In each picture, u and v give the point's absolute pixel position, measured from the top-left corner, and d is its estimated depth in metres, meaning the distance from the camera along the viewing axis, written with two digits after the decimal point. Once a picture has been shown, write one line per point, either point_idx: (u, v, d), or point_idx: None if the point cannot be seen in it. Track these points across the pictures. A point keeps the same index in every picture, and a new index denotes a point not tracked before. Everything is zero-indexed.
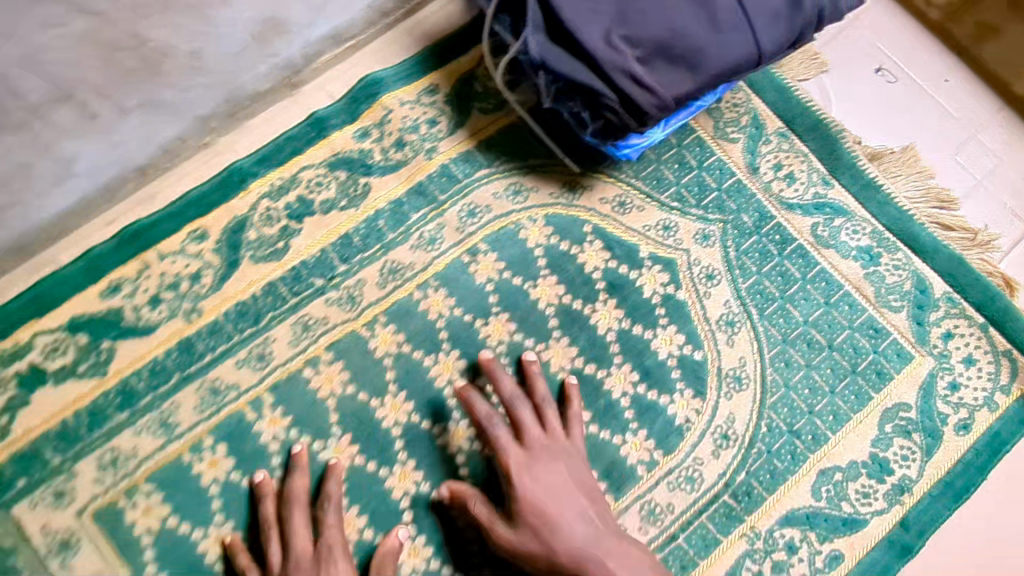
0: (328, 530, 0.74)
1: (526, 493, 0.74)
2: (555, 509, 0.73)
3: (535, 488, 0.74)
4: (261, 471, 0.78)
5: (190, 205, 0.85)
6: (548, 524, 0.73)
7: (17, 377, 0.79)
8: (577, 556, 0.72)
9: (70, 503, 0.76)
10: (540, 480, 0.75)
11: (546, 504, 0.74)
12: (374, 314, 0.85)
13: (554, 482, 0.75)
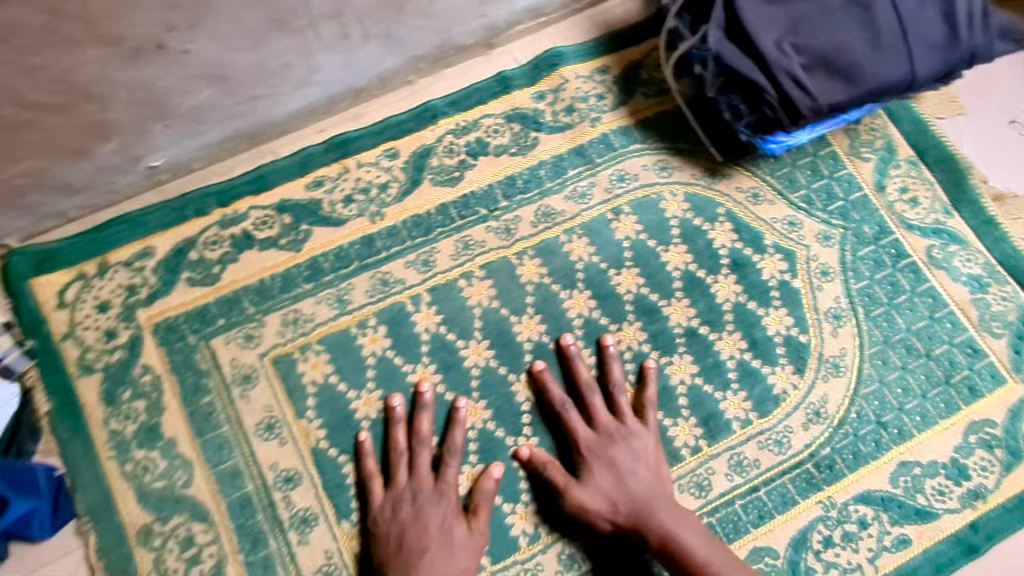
0: (447, 470, 0.85)
1: (595, 461, 0.84)
2: (620, 469, 0.83)
3: (603, 456, 0.84)
4: (396, 397, 0.90)
5: (390, 128, 1.01)
6: (615, 484, 0.82)
7: (233, 238, 0.95)
8: (637, 515, 0.81)
9: (256, 345, 0.92)
10: (606, 453, 0.84)
11: (611, 471, 0.83)
12: (525, 246, 0.97)
13: (619, 455, 0.83)
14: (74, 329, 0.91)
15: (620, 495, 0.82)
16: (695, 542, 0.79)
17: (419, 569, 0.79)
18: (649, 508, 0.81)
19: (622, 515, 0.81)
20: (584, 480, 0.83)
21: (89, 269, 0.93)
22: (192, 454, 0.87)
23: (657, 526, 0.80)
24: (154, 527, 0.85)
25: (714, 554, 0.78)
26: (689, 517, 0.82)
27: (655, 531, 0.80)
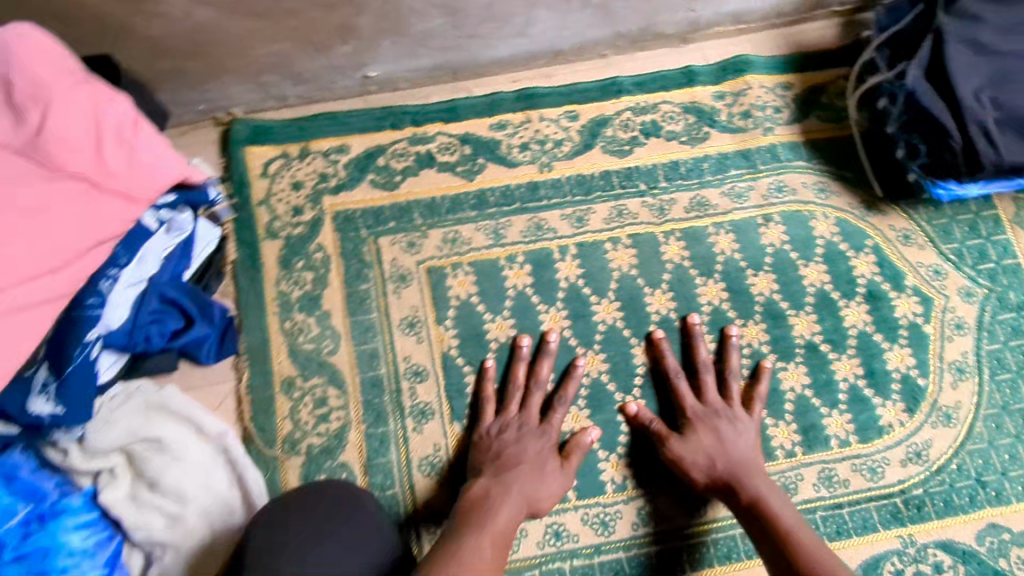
0: (554, 415, 0.91)
1: (699, 424, 0.88)
2: (722, 435, 0.87)
3: (707, 422, 0.88)
4: (526, 338, 0.97)
5: (576, 92, 1.09)
6: (715, 446, 0.86)
7: (417, 155, 1.05)
8: (732, 475, 0.83)
9: (416, 252, 1.01)
10: (711, 420, 0.88)
11: (714, 435, 0.87)
12: (674, 228, 1.04)
13: (723, 424, 0.88)
14: (268, 198, 1.02)
15: (718, 455, 0.85)
16: (784, 512, 0.79)
17: (512, 475, 0.84)
18: (744, 472, 0.83)
19: (717, 471, 0.84)
20: (685, 436, 0.88)
21: (292, 150, 1.04)
22: (342, 330, 0.98)
23: (750, 488, 0.82)
24: (297, 381, 0.95)
25: (799, 522, 0.77)
26: (783, 495, 0.83)
27: (746, 492, 0.82)
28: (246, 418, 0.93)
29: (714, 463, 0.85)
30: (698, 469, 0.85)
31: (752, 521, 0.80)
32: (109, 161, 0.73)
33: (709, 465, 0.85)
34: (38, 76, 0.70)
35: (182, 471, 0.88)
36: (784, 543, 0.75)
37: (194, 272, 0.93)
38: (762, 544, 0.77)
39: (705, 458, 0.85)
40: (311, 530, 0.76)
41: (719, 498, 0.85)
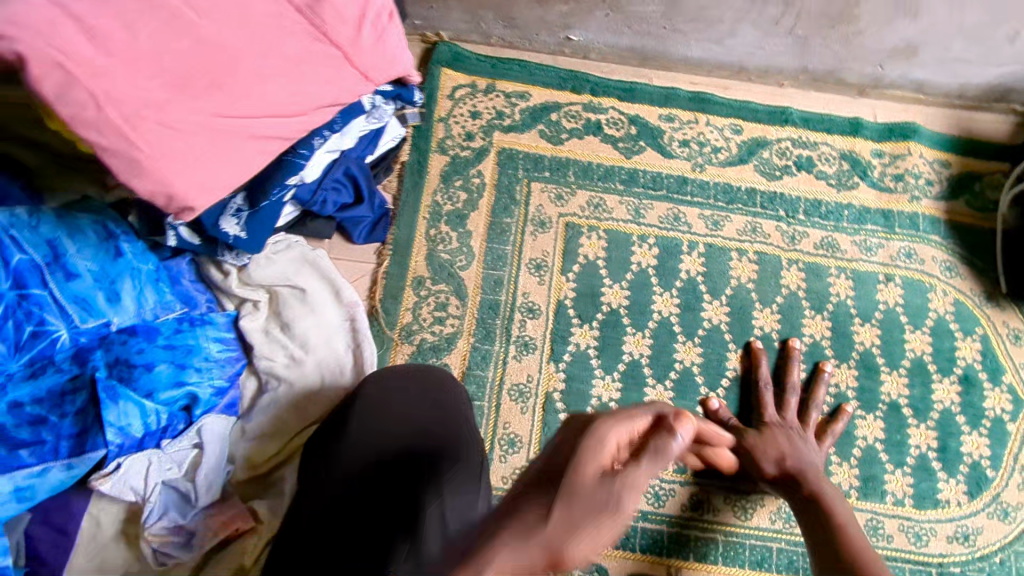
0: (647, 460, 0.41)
1: (777, 429, 0.95)
2: (796, 441, 0.93)
3: (785, 430, 0.95)
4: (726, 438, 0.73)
5: (746, 110, 1.15)
6: (790, 446, 0.91)
7: (586, 121, 1.14)
8: (801, 470, 0.88)
9: (562, 205, 1.10)
10: (788, 430, 0.95)
11: (789, 440, 0.93)
12: (799, 258, 1.09)
13: (798, 438, 0.94)
14: (447, 118, 1.12)
15: (791, 453, 0.90)
16: (842, 511, 0.82)
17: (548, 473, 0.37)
18: (812, 473, 0.88)
19: (787, 464, 0.89)
20: (761, 432, 0.94)
21: (480, 83, 1.14)
22: (477, 250, 1.06)
23: (813, 484, 0.86)
24: (426, 281, 1.04)
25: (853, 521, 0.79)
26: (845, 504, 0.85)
27: (808, 486, 0.86)
28: (375, 297, 1.03)
29: (782, 459, 0.90)
30: (769, 460, 0.90)
31: (811, 513, 0.83)
32: (361, 40, 0.84)
33: (778, 458, 0.90)
34: None
35: (311, 322, 0.98)
36: (832, 533, 0.78)
37: (373, 158, 1.03)
38: (813, 533, 0.81)
39: (776, 452, 0.90)
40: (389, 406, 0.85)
41: (782, 494, 0.89)
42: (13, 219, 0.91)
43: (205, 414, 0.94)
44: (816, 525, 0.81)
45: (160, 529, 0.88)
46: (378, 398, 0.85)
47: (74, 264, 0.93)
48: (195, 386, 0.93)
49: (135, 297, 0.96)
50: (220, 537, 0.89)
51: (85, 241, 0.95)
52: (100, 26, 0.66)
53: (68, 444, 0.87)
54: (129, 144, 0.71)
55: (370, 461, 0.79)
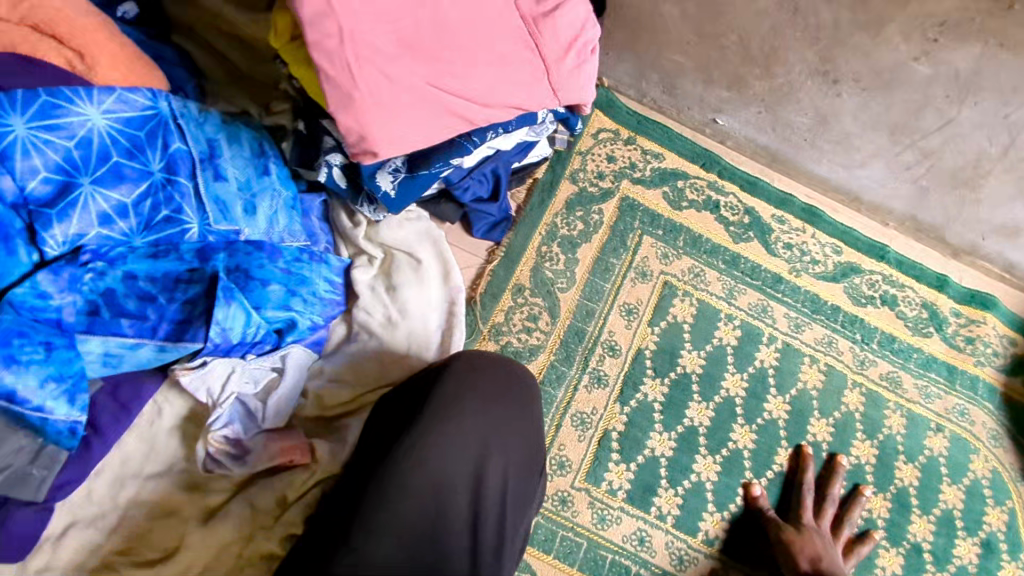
0: None
1: (814, 532, 1.00)
2: (831, 550, 0.97)
3: (821, 536, 1.00)
4: None
5: (849, 236, 1.21)
6: (825, 552, 0.96)
7: (706, 198, 1.21)
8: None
9: (666, 263, 1.16)
10: (824, 538, 1.00)
11: (825, 548, 0.97)
12: (865, 384, 1.14)
13: (833, 550, 0.98)
14: (585, 154, 1.19)
15: (826, 558, 0.95)
16: None
17: None
18: None
19: (821, 565, 0.93)
20: (799, 530, 0.99)
21: (622, 133, 1.21)
22: (579, 279, 1.12)
23: None
24: (525, 290, 1.10)
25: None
26: None
27: None
28: (476, 290, 1.09)
29: (816, 560, 0.94)
30: (805, 556, 0.95)
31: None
32: (563, 63, 0.90)
33: (814, 558, 0.95)
34: None
35: (415, 293, 1.03)
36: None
37: (518, 165, 1.10)
38: None
39: (812, 555, 0.95)
40: (475, 401, 0.79)
41: None
42: (186, 110, 0.99)
43: (293, 342, 0.97)
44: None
45: (221, 436, 0.91)
46: (465, 376, 0.80)
47: (224, 168, 0.99)
48: (297, 314, 0.96)
49: (268, 217, 1.00)
50: (274, 462, 0.91)
51: (240, 150, 1.02)
52: None
53: (168, 327, 0.91)
54: (349, 81, 0.79)
55: (451, 445, 0.76)
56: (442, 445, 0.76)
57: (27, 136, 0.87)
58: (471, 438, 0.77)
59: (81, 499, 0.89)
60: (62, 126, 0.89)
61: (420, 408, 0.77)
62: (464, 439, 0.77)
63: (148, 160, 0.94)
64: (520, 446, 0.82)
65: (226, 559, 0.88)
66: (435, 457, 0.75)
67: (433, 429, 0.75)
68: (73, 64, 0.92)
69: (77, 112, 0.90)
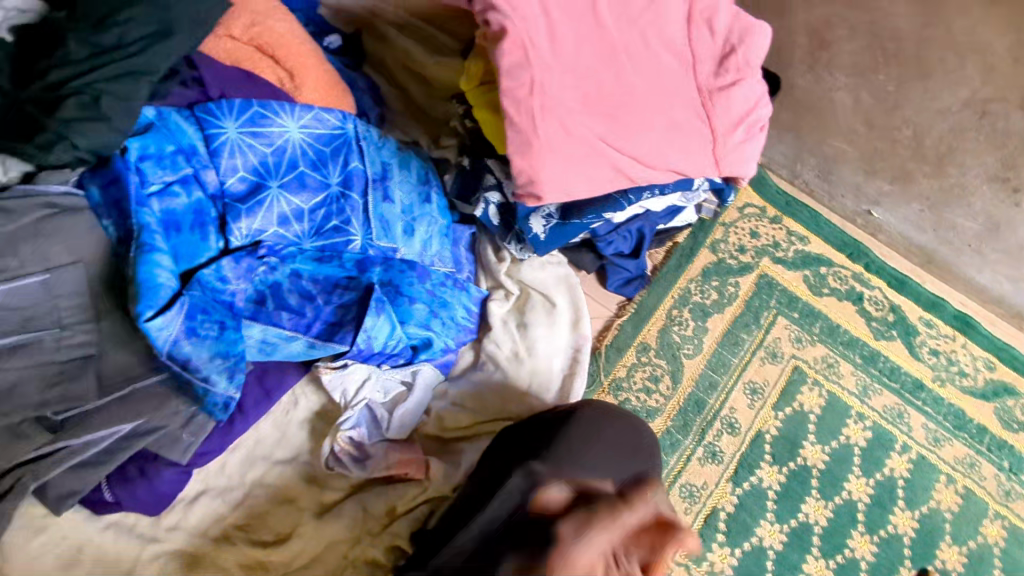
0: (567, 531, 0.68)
1: None
2: None
3: None
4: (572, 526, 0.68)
5: (1005, 352, 1.12)
6: None
7: (851, 288, 1.16)
8: None
9: (798, 347, 1.13)
10: None
11: None
12: (1009, 517, 1.04)
13: None
14: (728, 226, 1.19)
15: None
16: None
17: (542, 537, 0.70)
18: None
19: None
20: None
21: (770, 211, 1.20)
22: (706, 348, 1.12)
23: None
24: (650, 350, 1.11)
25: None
26: None
27: None
28: (601, 342, 1.10)
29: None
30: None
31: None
32: (731, 137, 0.92)
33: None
34: (750, 58, 0.90)
35: (544, 334, 1.06)
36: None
37: (663, 227, 1.12)
38: None
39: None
40: (601, 449, 0.80)
41: None
42: (368, 134, 1.09)
43: (425, 360, 1.02)
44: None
45: (347, 437, 0.96)
46: (593, 423, 0.82)
47: (392, 190, 1.06)
48: (434, 334, 1.02)
49: (423, 240, 1.06)
50: (391, 471, 0.95)
51: (407, 176, 1.09)
52: (562, 30, 0.83)
53: (321, 327, 0.98)
54: (530, 127, 0.84)
55: None
56: None
57: (236, 139, 0.99)
58: None
59: (216, 470, 0.98)
60: (264, 134, 1.01)
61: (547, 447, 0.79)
62: None
63: (328, 174, 1.04)
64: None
65: (334, 554, 0.92)
66: None
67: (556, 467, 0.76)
68: (283, 82, 1.06)
69: (280, 124, 1.02)
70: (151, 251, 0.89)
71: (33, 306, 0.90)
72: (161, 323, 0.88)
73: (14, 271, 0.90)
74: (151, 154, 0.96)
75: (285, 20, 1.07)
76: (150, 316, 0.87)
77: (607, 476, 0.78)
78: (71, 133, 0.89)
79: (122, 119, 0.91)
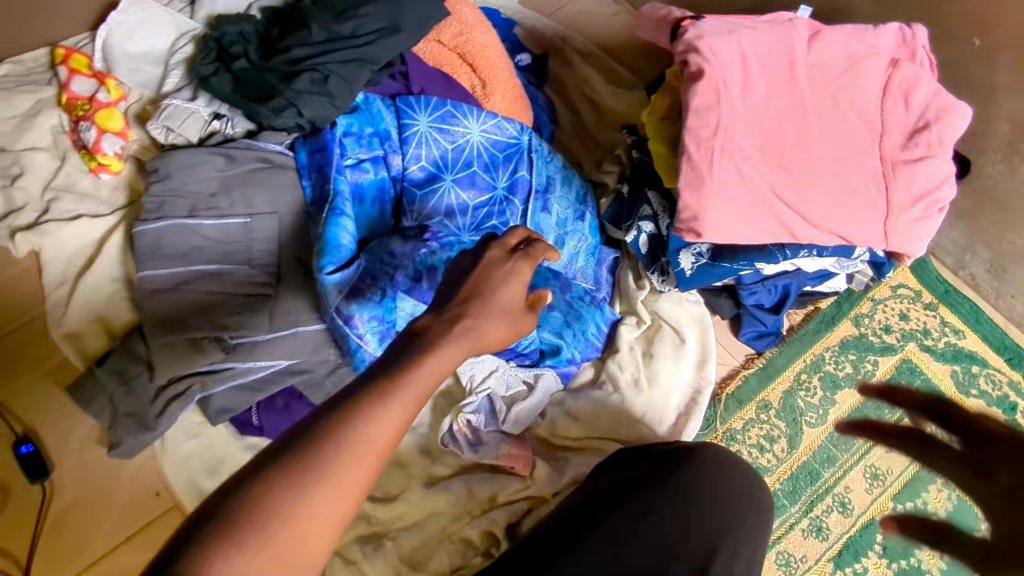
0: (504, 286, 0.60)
1: None
2: None
3: None
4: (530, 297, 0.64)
5: None
6: None
7: (1003, 395, 1.09)
8: None
9: (932, 444, 1.07)
10: None
11: None
12: None
13: None
14: (877, 302, 1.16)
15: None
16: None
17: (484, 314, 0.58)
18: None
19: None
20: None
21: (924, 296, 1.16)
22: (831, 420, 1.09)
23: None
24: (770, 409, 1.09)
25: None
26: None
27: None
28: (722, 389, 1.10)
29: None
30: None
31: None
32: (907, 212, 0.90)
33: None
34: (944, 138, 0.89)
35: (668, 368, 1.08)
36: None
37: (809, 289, 1.11)
38: None
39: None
40: (714, 492, 0.80)
41: None
42: (540, 148, 1.16)
43: (549, 366, 1.06)
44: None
45: (466, 419, 1.01)
46: (712, 464, 0.83)
47: (552, 203, 1.14)
48: (564, 343, 1.06)
49: (570, 254, 1.12)
50: (499, 461, 1.00)
51: (568, 192, 1.16)
52: (753, 81, 0.89)
53: None
54: (707, 165, 0.88)
55: (681, 518, 0.77)
56: (673, 515, 0.77)
57: (425, 132, 1.09)
58: (704, 522, 0.77)
59: None
60: (450, 132, 1.10)
61: (662, 478, 0.81)
62: (695, 520, 0.77)
63: (496, 177, 1.12)
64: (749, 554, 0.77)
65: (434, 524, 0.98)
66: (664, 519, 0.76)
67: (658, 496, 0.79)
68: (475, 88, 1.17)
69: (465, 125, 1.11)
70: (340, 215, 1.01)
71: (231, 243, 1.06)
72: (337, 280, 0.97)
73: (224, 211, 1.06)
74: (353, 132, 1.08)
75: (488, 35, 1.19)
76: (329, 271, 0.97)
77: (716, 516, 0.78)
78: (299, 101, 1.04)
79: (342, 98, 1.06)
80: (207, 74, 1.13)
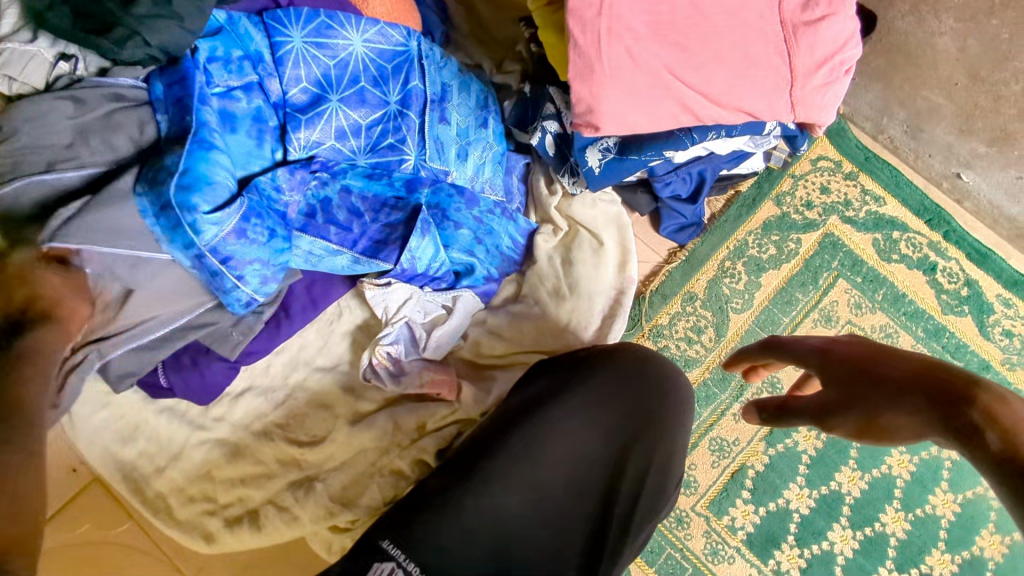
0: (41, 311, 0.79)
1: None
2: None
3: None
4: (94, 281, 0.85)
5: None
6: None
7: (923, 256, 1.09)
8: None
9: (856, 314, 1.08)
10: None
11: None
12: None
13: None
14: (798, 177, 1.13)
15: None
16: None
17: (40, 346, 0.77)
18: None
19: None
20: None
21: (845, 166, 1.13)
22: (757, 303, 1.08)
23: None
24: (696, 300, 1.09)
25: (843, 336, 0.56)
26: None
27: None
28: (647, 286, 1.09)
29: (995, 403, 0.44)
30: (996, 429, 0.43)
31: (844, 379, 0.52)
32: (812, 79, 0.84)
33: (989, 407, 0.44)
34: None
35: (588, 272, 1.05)
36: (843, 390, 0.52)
37: (726, 172, 1.07)
38: None
39: (989, 396, 0.45)
40: (630, 395, 0.77)
41: None
42: (431, 53, 1.04)
43: (466, 286, 1.04)
44: (844, 373, 0.52)
45: (385, 352, 0.98)
46: (628, 366, 0.79)
47: (450, 112, 1.03)
48: (477, 261, 1.03)
49: (475, 165, 1.05)
50: (424, 389, 0.98)
51: (466, 99, 1.06)
52: None
53: (366, 244, 1.00)
54: (594, 52, 0.81)
55: (594, 428, 0.76)
56: (586, 426, 0.76)
57: (301, 49, 0.96)
58: (618, 427, 0.76)
59: (261, 369, 1.03)
60: (329, 46, 0.97)
61: (572, 388, 0.77)
62: (608, 427, 0.76)
63: (388, 91, 1.00)
64: (672, 437, 0.77)
65: (363, 460, 0.98)
66: (575, 432, 0.76)
67: (562, 410, 0.76)
68: None
69: (344, 36, 0.98)
70: (211, 149, 0.87)
71: None
72: (216, 219, 0.85)
73: (86, 161, 0.92)
74: (218, 57, 0.94)
75: None
76: (206, 211, 0.85)
77: (630, 416, 0.76)
78: (144, 29, 0.89)
79: (193, 19, 0.90)
80: (41, 9, 0.92)
